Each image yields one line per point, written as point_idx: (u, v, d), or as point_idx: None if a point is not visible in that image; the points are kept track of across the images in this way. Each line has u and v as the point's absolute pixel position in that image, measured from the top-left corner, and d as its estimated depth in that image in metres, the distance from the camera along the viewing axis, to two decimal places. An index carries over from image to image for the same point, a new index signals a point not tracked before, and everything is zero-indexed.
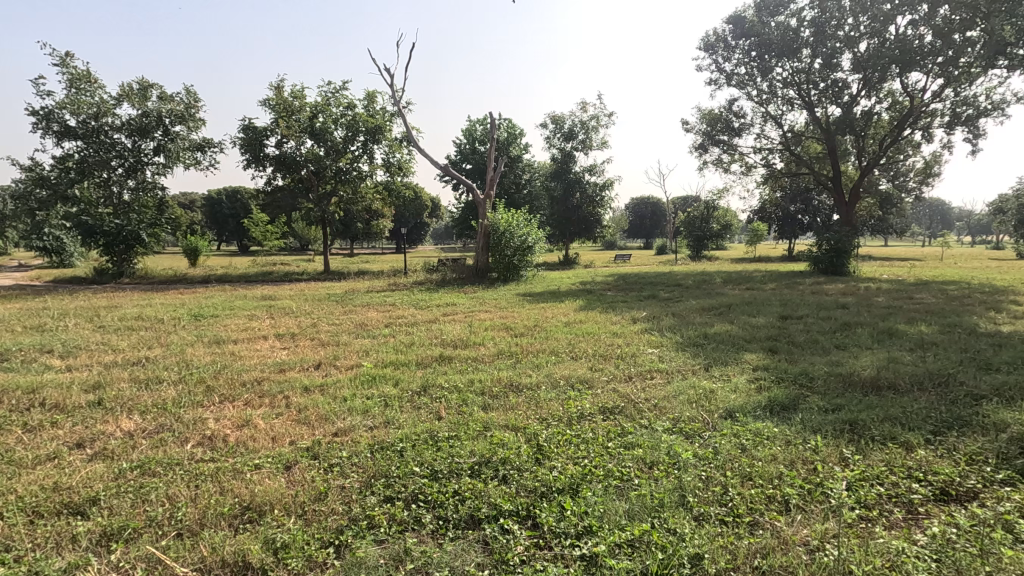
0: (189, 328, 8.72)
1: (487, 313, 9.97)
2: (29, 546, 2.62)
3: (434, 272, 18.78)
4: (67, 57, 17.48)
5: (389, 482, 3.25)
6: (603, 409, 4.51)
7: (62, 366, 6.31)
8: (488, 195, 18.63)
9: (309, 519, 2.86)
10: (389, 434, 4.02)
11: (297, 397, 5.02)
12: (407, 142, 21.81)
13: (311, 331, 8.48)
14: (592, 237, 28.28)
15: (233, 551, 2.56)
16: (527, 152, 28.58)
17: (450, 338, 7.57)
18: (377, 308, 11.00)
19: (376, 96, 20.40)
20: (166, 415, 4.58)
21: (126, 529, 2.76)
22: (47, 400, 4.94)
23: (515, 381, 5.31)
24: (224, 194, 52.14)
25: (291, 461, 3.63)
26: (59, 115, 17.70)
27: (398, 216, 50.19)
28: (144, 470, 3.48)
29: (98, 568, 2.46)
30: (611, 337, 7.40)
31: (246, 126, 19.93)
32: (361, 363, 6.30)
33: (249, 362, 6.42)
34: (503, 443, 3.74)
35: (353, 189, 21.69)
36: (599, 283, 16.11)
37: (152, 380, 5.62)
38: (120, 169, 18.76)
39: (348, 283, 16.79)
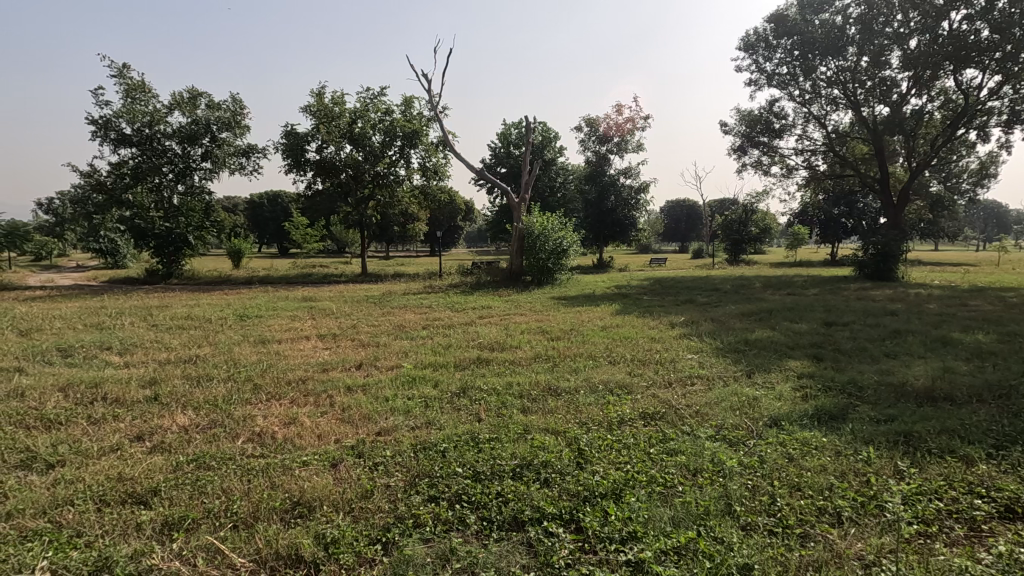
0: (236, 327, 9.04)
1: (523, 317, 10.00)
2: (98, 532, 2.77)
3: (470, 275, 18.92)
4: (124, 68, 18.44)
5: (432, 482, 3.30)
6: (644, 414, 4.48)
7: (121, 363, 6.64)
8: (524, 198, 18.65)
9: (357, 516, 2.94)
10: (431, 435, 4.09)
11: (341, 396, 5.16)
12: (443, 146, 22.08)
13: (351, 332, 8.67)
14: (627, 240, 27.89)
15: (287, 544, 2.64)
16: (562, 155, 28.60)
17: (487, 340, 7.62)
18: (415, 310, 11.17)
19: (414, 101, 20.74)
20: (218, 411, 4.77)
21: (186, 520, 2.89)
22: (108, 394, 5.22)
23: (553, 385, 5.31)
24: (265, 198, 53.99)
25: (337, 458, 3.73)
26: (116, 123, 18.62)
27: (433, 220, 50.93)
28: (200, 464, 3.63)
29: (162, 555, 2.57)
30: (649, 342, 7.33)
31: (288, 132, 20.53)
32: (401, 364, 6.42)
33: (293, 361, 6.62)
34: (544, 445, 3.76)
35: (390, 194, 22.06)
36: (635, 286, 15.96)
37: (203, 377, 5.85)
38: (171, 174, 19.60)
39: (385, 285, 17.09)
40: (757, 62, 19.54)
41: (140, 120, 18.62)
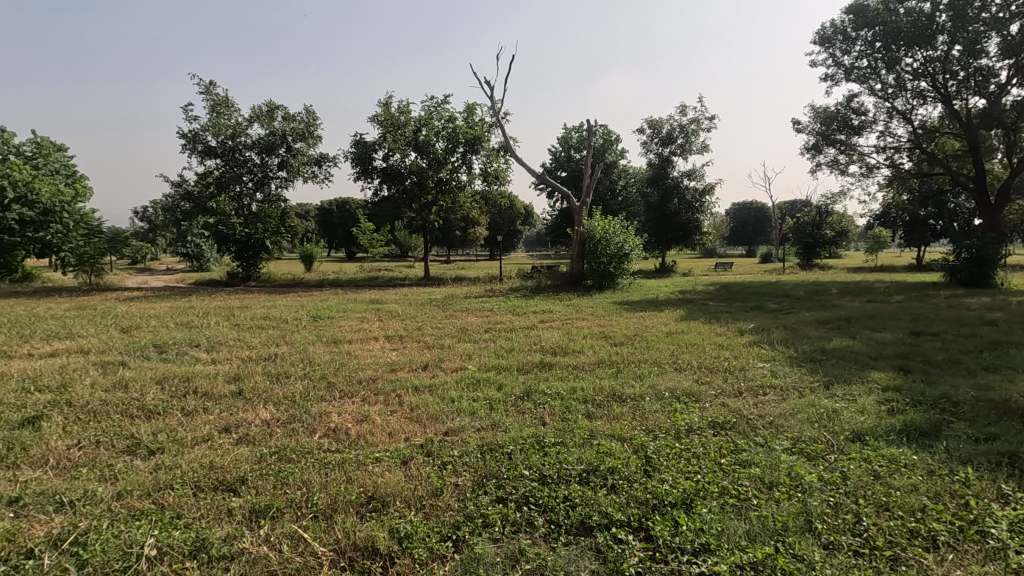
0: (309, 328, 9.52)
1: (585, 321, 9.93)
2: (195, 515, 3.00)
3: (530, 279, 18.99)
4: (211, 85, 19.86)
5: (500, 482, 3.35)
6: (713, 423, 4.35)
7: (208, 359, 7.13)
8: (585, 202, 18.48)
9: (428, 513, 3.02)
10: (497, 436, 4.15)
11: (408, 396, 5.32)
12: (504, 151, 22.32)
13: (416, 334, 8.92)
14: (691, 244, 27.09)
15: (363, 536, 2.76)
16: (623, 158, 28.23)
17: (549, 345, 7.62)
18: (477, 313, 11.35)
19: (476, 108, 21.13)
20: (296, 407, 5.04)
21: (271, 508, 3.07)
22: (198, 388, 5.63)
23: (617, 391, 5.24)
24: (335, 205, 56.68)
25: (407, 456, 3.85)
26: (203, 136, 20.07)
27: (493, 224, 51.71)
28: (281, 457, 3.84)
29: (250, 540, 2.74)
30: (716, 349, 7.09)
31: (357, 142, 21.41)
32: (465, 366, 6.53)
33: (364, 361, 6.88)
34: (610, 451, 3.73)
35: (452, 199, 22.49)
36: (700, 292, 15.48)
37: (281, 374, 6.21)
38: (250, 182, 20.89)
39: (448, 289, 17.45)
40: (834, 55, 18.55)
41: (224, 133, 19.99)
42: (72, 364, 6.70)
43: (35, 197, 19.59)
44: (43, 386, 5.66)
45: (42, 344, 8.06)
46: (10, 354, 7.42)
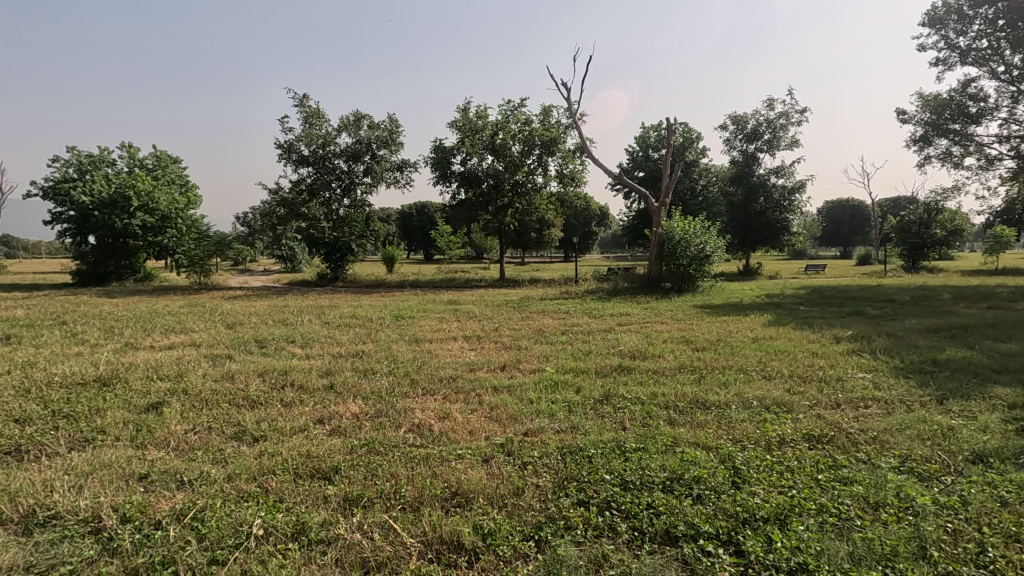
0: (392, 327, 9.95)
1: (664, 325, 9.65)
2: (295, 500, 3.22)
3: (606, 281, 18.74)
4: (305, 98, 21.24)
5: (581, 486, 3.34)
6: (807, 435, 4.09)
7: (303, 354, 7.64)
8: (664, 202, 17.94)
9: (510, 512, 3.07)
10: (576, 439, 4.13)
11: (487, 395, 5.43)
12: (580, 152, 22.17)
13: (494, 334, 9.07)
14: (777, 245, 25.66)
15: (450, 531, 2.84)
16: (704, 156, 27.18)
17: (627, 348, 7.49)
18: (553, 315, 11.36)
19: (552, 110, 21.18)
20: (384, 402, 5.28)
21: (362, 497, 3.23)
22: (295, 381, 6.05)
23: (700, 398, 5.05)
24: (414, 208, 58.79)
25: (489, 454, 3.93)
26: (297, 146, 21.49)
27: (567, 226, 51.61)
28: (370, 449, 4.05)
29: (345, 527, 2.90)
30: (809, 357, 6.66)
31: (437, 147, 22.11)
32: (543, 367, 6.57)
33: (444, 360, 7.09)
34: (695, 460, 3.60)
35: (528, 201, 22.64)
36: (789, 295, 14.60)
37: (368, 370, 6.54)
38: (338, 188, 22.12)
39: (523, 290, 17.57)
40: (946, 37, 16.88)
41: (316, 143, 21.32)
42: (187, 356, 7.40)
43: (155, 205, 21.91)
44: (164, 375, 6.30)
45: (162, 337, 8.97)
46: (136, 345, 8.31)
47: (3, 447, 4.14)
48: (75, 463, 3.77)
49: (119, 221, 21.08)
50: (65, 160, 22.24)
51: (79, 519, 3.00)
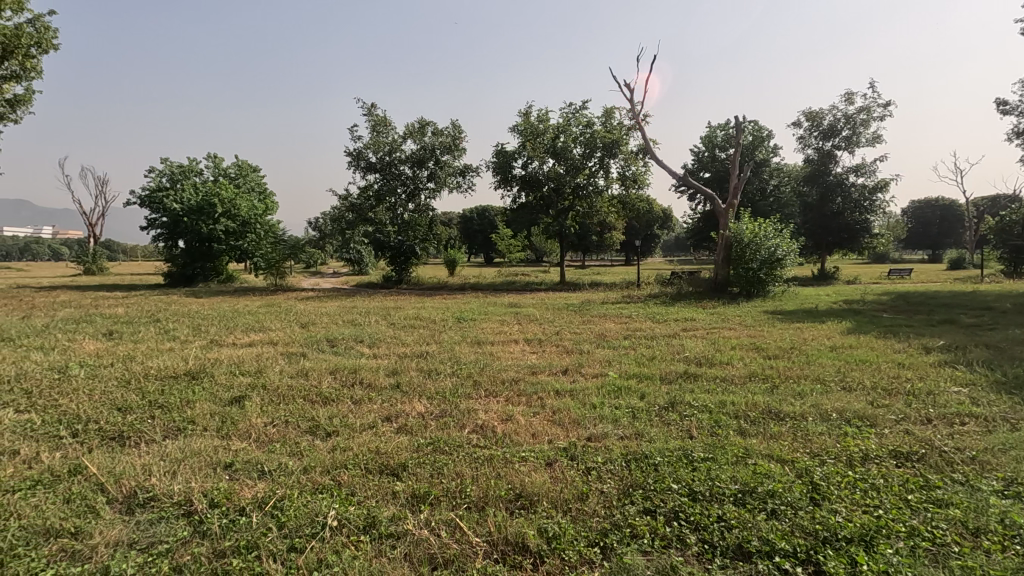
0: (454, 329, 10.12)
1: (733, 331, 9.27)
2: (365, 494, 3.34)
3: (670, 285, 18.24)
4: (373, 107, 22.11)
5: (647, 494, 3.26)
6: (894, 452, 3.81)
7: (370, 354, 7.93)
8: (732, 204, 17.28)
9: (575, 517, 3.05)
10: (641, 446, 4.05)
11: (550, 399, 5.41)
12: (643, 153, 21.76)
13: (556, 338, 9.04)
14: (857, 247, 24.10)
15: (515, 532, 2.86)
16: (776, 155, 25.98)
17: (693, 354, 7.25)
18: (615, 319, 11.19)
19: (614, 112, 20.93)
20: (448, 403, 5.38)
21: (429, 495, 3.31)
22: (364, 380, 6.29)
23: (773, 408, 4.82)
24: (475, 212, 59.78)
25: (552, 458, 3.91)
26: (365, 153, 22.36)
27: (630, 228, 50.79)
28: (435, 447, 4.13)
29: (414, 523, 2.97)
30: (896, 368, 6.19)
31: (499, 151, 22.33)
32: (606, 372, 6.48)
33: (506, 362, 7.15)
34: (769, 473, 3.44)
35: (589, 204, 22.45)
36: (871, 302, 13.66)
37: (433, 370, 6.70)
38: (404, 194, 22.80)
39: (584, 294, 17.39)
40: None
41: (383, 150, 22.11)
42: (266, 353, 7.86)
43: (236, 211, 23.40)
44: (246, 370, 6.72)
45: (243, 335, 9.55)
46: (220, 342, 8.91)
47: (109, 432, 4.55)
48: (169, 450, 4.09)
49: (205, 226, 22.65)
50: (159, 171, 24.22)
51: (173, 502, 3.25)
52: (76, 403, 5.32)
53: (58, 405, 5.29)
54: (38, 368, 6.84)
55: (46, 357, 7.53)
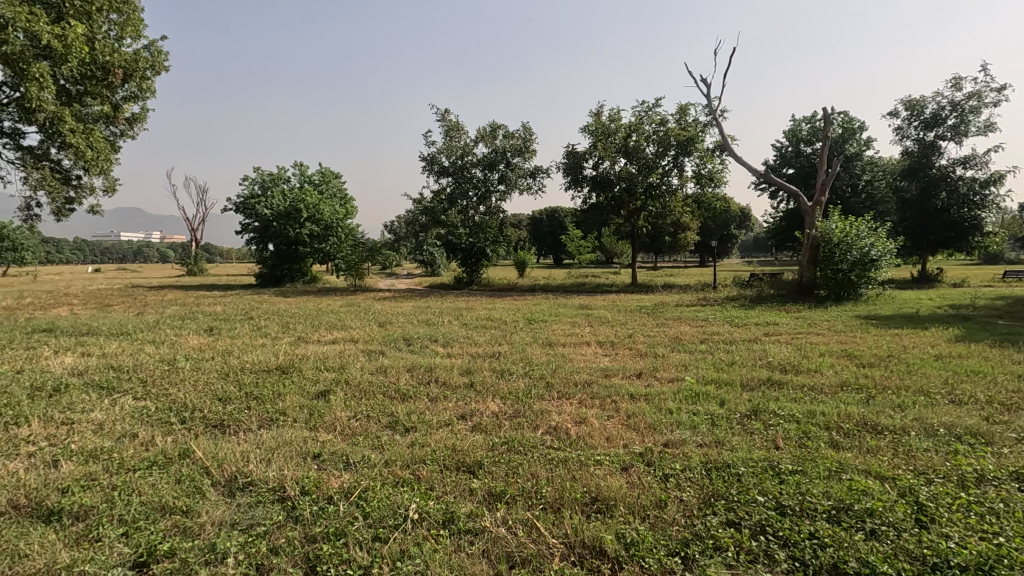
0: (526, 330, 10.17)
1: (821, 337, 8.68)
2: (443, 489, 3.42)
3: (749, 288, 17.38)
4: (447, 113, 22.69)
5: (731, 505, 3.12)
6: (1015, 474, 3.43)
7: (444, 353, 8.13)
8: (819, 201, 16.22)
9: (653, 524, 2.98)
10: (723, 454, 3.89)
11: (625, 402, 5.31)
12: (720, 150, 20.92)
13: (628, 341, 8.88)
14: (965, 246, 21.93)
15: (591, 536, 2.84)
16: (869, 147, 24.13)
17: (777, 360, 6.87)
18: (690, 322, 10.81)
19: (689, 108, 20.28)
20: (521, 403, 5.42)
21: (506, 493, 3.35)
22: (439, 377, 6.47)
23: (870, 421, 4.47)
24: (545, 214, 59.95)
25: (628, 463, 3.85)
26: (439, 158, 22.98)
27: (705, 228, 48.91)
28: (510, 447, 4.17)
29: (491, 520, 3.02)
30: (1015, 381, 5.56)
31: (569, 153, 22.24)
32: (682, 377, 6.27)
33: (578, 364, 7.10)
34: (868, 490, 3.19)
35: (662, 204, 21.86)
36: (984, 307, 12.34)
37: (505, 371, 6.77)
38: (475, 197, 23.19)
39: (657, 296, 16.91)
40: None
41: (456, 154, 22.62)
42: (348, 350, 8.27)
43: (320, 215, 24.76)
44: (330, 366, 7.11)
45: (327, 332, 10.10)
46: (307, 339, 9.47)
47: (212, 421, 4.95)
48: (264, 439, 4.40)
49: (291, 231, 24.16)
50: (252, 179, 26.11)
51: (268, 487, 3.49)
52: (184, 392, 5.85)
53: (169, 393, 5.83)
54: (152, 360, 7.57)
55: (159, 350, 8.34)
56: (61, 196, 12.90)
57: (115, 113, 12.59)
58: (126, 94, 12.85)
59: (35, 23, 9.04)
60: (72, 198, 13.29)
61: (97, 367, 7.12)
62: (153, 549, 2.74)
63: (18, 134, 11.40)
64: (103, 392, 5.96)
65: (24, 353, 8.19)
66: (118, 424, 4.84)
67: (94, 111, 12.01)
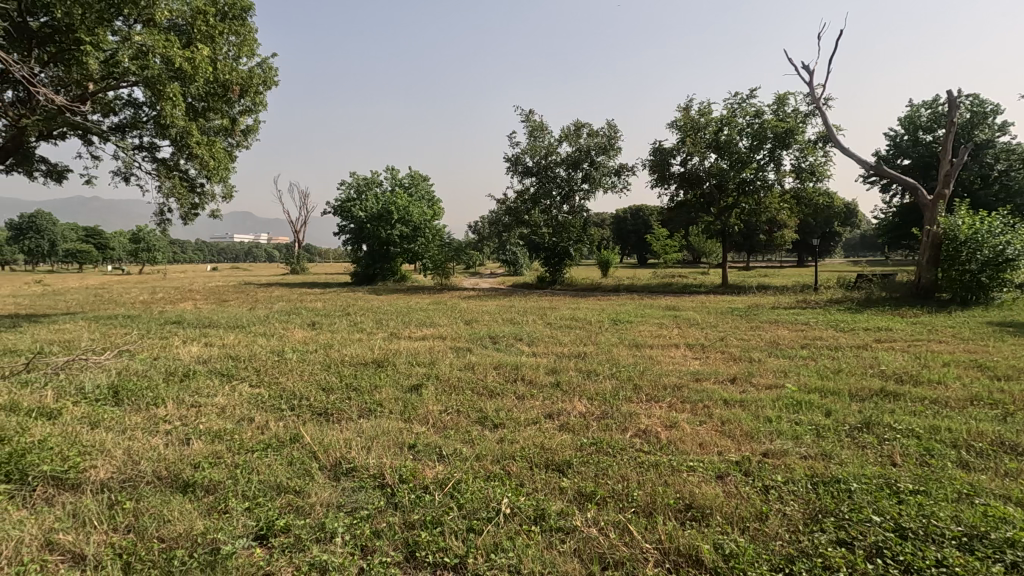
0: (611, 330, 10.03)
1: (945, 345, 7.80)
2: (533, 487, 3.46)
3: (856, 290, 16.02)
4: (531, 113, 22.87)
5: (841, 523, 2.91)
6: None
7: (530, 351, 8.22)
8: (942, 194, 14.62)
9: (754, 536, 2.85)
10: (831, 468, 3.63)
11: (717, 408, 5.08)
12: (823, 141, 19.47)
13: (721, 344, 8.50)
14: None
15: (687, 544, 2.75)
16: (1004, 133, 21.42)
17: (891, 369, 6.29)
18: (789, 326, 10.13)
19: (788, 98, 19.06)
20: (609, 405, 5.35)
21: (596, 495, 3.33)
22: (525, 376, 6.54)
23: (1007, 441, 3.98)
24: (629, 212, 58.64)
25: (723, 471, 3.69)
26: (523, 159, 23.19)
27: (805, 225, 45.63)
28: (598, 448, 4.14)
29: (582, 520, 3.02)
30: None
31: (655, 149, 21.66)
32: (782, 384, 5.89)
33: (666, 367, 6.91)
34: (1007, 517, 2.84)
35: (756, 200, 20.66)
36: None
37: (591, 371, 6.71)
38: (559, 197, 23.16)
39: (750, 298, 16.02)
40: None
41: (540, 154, 22.72)
42: (437, 346, 8.59)
43: (409, 217, 25.84)
44: (421, 361, 7.41)
45: (417, 329, 10.53)
46: (399, 335, 9.95)
47: (318, 409, 5.33)
48: (364, 428, 4.67)
49: (383, 232, 25.41)
50: (349, 183, 27.78)
51: (370, 474, 3.71)
52: (292, 381, 6.36)
53: (280, 382, 6.36)
54: (265, 351, 8.29)
55: (269, 342, 9.11)
56: (188, 202, 14.40)
57: (233, 126, 13.87)
58: (242, 108, 14.09)
59: (171, 49, 10.17)
60: (197, 204, 14.78)
61: (219, 356, 7.92)
62: (271, 524, 3.00)
63: (154, 148, 12.84)
64: (225, 379, 6.62)
65: (160, 342, 9.26)
66: (239, 408, 5.35)
67: (216, 124, 13.30)
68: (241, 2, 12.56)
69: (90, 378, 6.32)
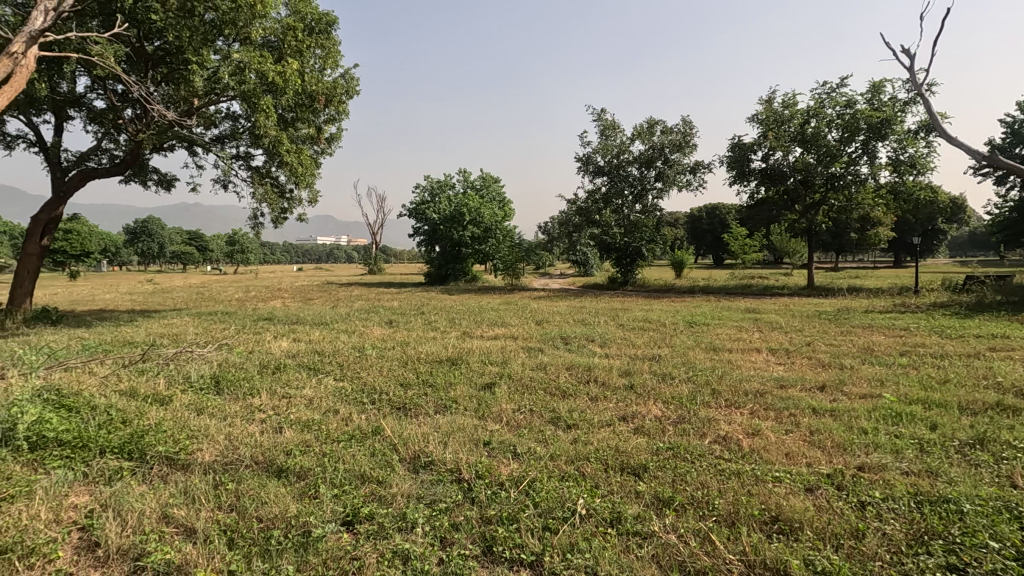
0: (686, 333, 9.72)
1: None
2: (608, 489, 3.42)
3: (965, 293, 14.55)
4: (603, 112, 22.60)
5: (950, 546, 2.66)
6: None
7: (602, 353, 8.13)
8: None
9: (849, 555, 2.66)
10: (937, 487, 3.33)
11: (806, 417, 4.78)
12: (926, 131, 17.87)
13: (807, 349, 8.01)
14: None
15: (775, 557, 2.62)
16: None
17: (1009, 381, 5.65)
18: (885, 332, 9.38)
19: (885, 85, 17.66)
20: (686, 409, 5.19)
21: (674, 500, 3.24)
22: (598, 377, 6.47)
23: None
24: (705, 212, 56.55)
25: (813, 483, 3.47)
26: (594, 158, 22.94)
27: (902, 221, 42.08)
28: (676, 454, 4.02)
29: (659, 525, 2.96)
30: None
31: (734, 145, 20.78)
32: (878, 394, 5.46)
33: (748, 372, 6.60)
34: None
35: (847, 196, 19.27)
36: None
37: (667, 375, 6.53)
38: (631, 196, 22.71)
39: (840, 301, 14.96)
40: None
41: (612, 153, 22.38)
42: (509, 346, 8.68)
43: (481, 218, 26.31)
44: (493, 360, 7.51)
45: (489, 329, 10.69)
46: (472, 334, 10.14)
47: (397, 404, 5.54)
48: (441, 424, 4.80)
49: (456, 233, 25.99)
50: (423, 186, 28.67)
51: (447, 468, 3.81)
52: (373, 377, 6.65)
53: (361, 377, 6.68)
54: (346, 347, 8.72)
55: (350, 338, 9.57)
56: (278, 207, 15.40)
57: (318, 134, 14.71)
58: (327, 117, 14.90)
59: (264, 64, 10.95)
60: (286, 209, 15.78)
61: (306, 351, 8.41)
62: (356, 512, 3.16)
63: (249, 157, 13.85)
64: (312, 372, 7.04)
65: (254, 337, 9.98)
66: (325, 401, 5.67)
67: (304, 133, 14.15)
68: (326, 16, 13.32)
69: (195, 369, 6.91)
